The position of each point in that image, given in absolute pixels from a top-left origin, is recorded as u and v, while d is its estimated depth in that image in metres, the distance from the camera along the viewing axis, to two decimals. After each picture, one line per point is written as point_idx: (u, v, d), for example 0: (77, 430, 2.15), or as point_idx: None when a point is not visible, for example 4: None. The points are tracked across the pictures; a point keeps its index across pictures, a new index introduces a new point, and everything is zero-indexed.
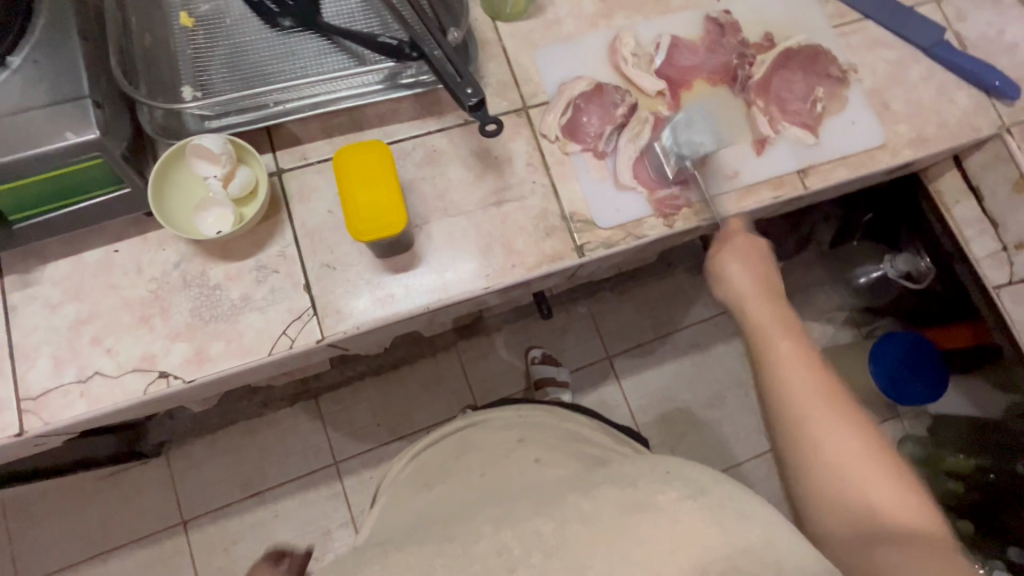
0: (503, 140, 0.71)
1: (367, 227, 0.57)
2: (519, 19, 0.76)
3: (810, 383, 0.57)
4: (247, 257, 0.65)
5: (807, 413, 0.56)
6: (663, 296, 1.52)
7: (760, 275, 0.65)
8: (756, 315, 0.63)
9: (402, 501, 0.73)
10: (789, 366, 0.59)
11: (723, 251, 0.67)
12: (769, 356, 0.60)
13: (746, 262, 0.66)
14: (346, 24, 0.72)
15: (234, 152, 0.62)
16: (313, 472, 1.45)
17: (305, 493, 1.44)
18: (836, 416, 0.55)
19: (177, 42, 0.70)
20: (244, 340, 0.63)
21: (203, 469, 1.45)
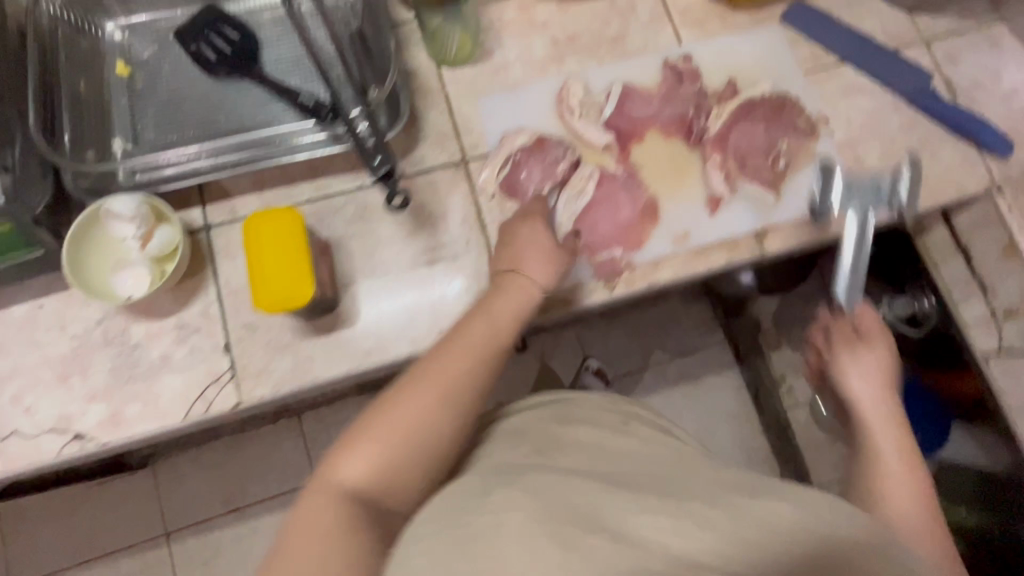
0: (439, 195, 0.68)
1: (271, 299, 0.55)
2: (464, 65, 0.72)
3: (914, 499, 0.52)
4: (170, 315, 0.64)
5: (928, 533, 0.50)
6: (656, 323, 1.46)
7: (890, 388, 0.61)
8: (875, 420, 0.59)
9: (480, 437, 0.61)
10: (904, 474, 0.54)
11: (866, 345, 0.63)
12: (875, 458, 0.56)
13: (876, 370, 0.62)
14: (283, 72, 0.69)
15: (152, 212, 0.61)
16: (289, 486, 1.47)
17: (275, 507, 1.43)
18: (941, 547, 0.50)
19: (113, 91, 0.69)
20: (160, 402, 0.62)
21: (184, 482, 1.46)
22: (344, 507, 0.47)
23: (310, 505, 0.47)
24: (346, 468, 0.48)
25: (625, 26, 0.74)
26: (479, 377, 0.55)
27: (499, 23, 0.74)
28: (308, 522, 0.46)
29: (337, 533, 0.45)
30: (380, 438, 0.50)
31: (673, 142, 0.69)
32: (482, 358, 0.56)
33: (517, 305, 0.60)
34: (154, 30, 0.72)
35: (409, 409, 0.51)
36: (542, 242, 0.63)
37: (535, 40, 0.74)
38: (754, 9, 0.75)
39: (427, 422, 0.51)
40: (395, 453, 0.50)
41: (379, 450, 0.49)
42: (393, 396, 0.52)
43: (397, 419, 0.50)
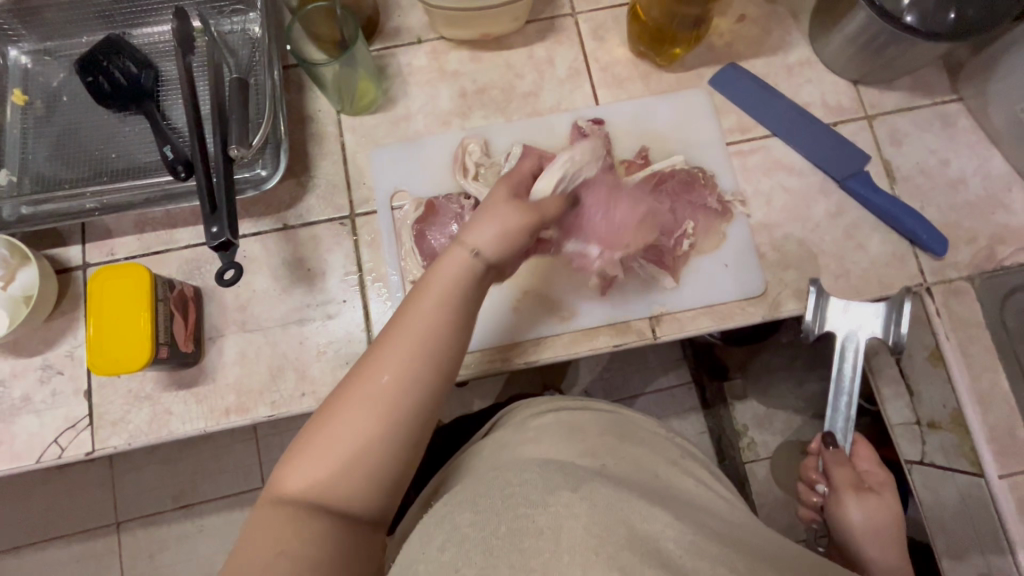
0: (320, 250, 0.66)
1: (106, 361, 0.53)
2: (366, 112, 0.69)
3: None
4: (36, 354, 0.63)
5: None
6: (619, 360, 1.27)
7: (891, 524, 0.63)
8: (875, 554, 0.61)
9: (521, 430, 0.58)
10: None
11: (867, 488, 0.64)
12: None
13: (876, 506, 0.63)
14: (175, 112, 0.68)
15: (13, 253, 0.60)
16: (196, 503, 1.29)
17: (181, 522, 1.28)
18: None
19: (7, 119, 0.69)
20: (17, 442, 0.61)
21: (82, 491, 1.29)
22: (292, 515, 0.40)
23: (260, 519, 0.40)
24: (293, 478, 0.41)
25: (539, 80, 0.70)
26: (427, 365, 0.44)
27: (407, 69, 0.71)
28: (252, 538, 0.39)
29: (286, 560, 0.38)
30: (319, 447, 0.41)
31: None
32: (429, 344, 0.45)
33: (456, 279, 0.48)
34: (59, 58, 0.71)
35: (346, 413, 0.42)
36: (494, 208, 0.51)
37: (443, 90, 0.70)
38: (681, 71, 0.70)
39: (361, 435, 0.42)
40: (336, 460, 0.41)
41: (321, 461, 0.41)
42: (329, 405, 0.43)
43: (332, 431, 0.42)
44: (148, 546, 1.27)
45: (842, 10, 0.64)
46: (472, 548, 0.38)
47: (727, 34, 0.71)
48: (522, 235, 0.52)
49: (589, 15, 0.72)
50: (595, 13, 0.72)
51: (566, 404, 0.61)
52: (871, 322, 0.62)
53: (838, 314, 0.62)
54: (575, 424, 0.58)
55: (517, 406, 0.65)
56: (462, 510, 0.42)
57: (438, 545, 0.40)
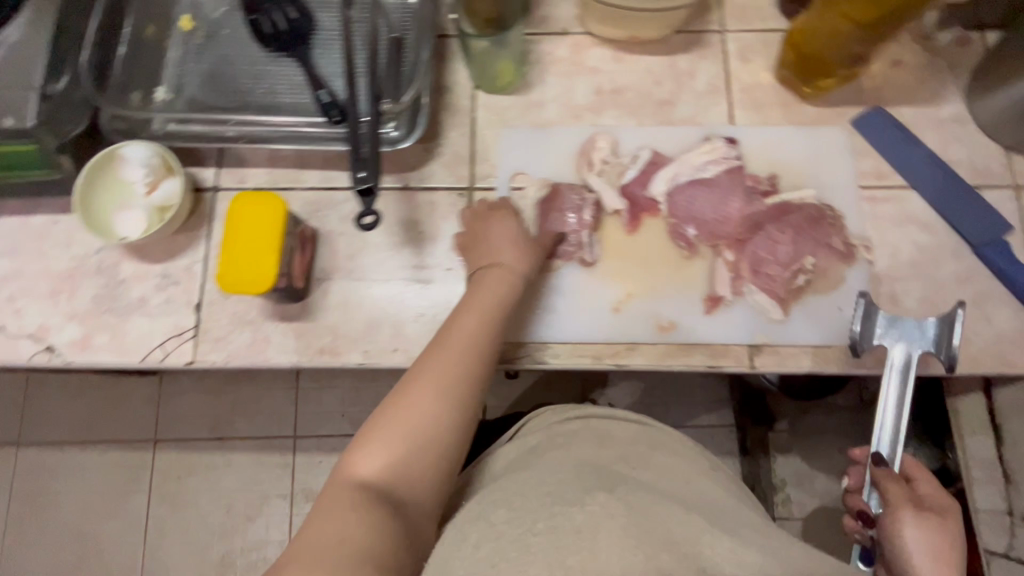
0: (435, 216, 0.67)
1: (234, 278, 0.56)
2: (503, 92, 0.71)
3: None
4: (158, 261, 0.67)
5: None
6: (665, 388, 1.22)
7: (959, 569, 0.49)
8: None
9: (550, 437, 0.58)
10: None
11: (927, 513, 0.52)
12: None
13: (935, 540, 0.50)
14: (322, 61, 0.71)
15: (161, 163, 0.64)
16: (232, 438, 1.33)
17: (214, 453, 1.32)
18: None
19: (171, 41, 0.73)
20: (127, 338, 0.65)
21: (130, 404, 1.34)
22: (363, 500, 0.45)
23: (330, 507, 0.45)
24: (363, 467, 0.48)
25: (677, 90, 0.70)
26: (475, 365, 0.53)
27: (548, 57, 0.71)
28: (325, 522, 0.43)
29: (360, 539, 0.42)
30: (385, 438, 0.49)
31: (674, 242, 0.64)
32: (478, 346, 0.54)
33: (499, 291, 0.57)
34: None
35: (408, 409, 0.50)
36: (508, 229, 0.61)
37: (580, 83, 0.71)
38: (824, 106, 0.68)
39: (425, 422, 0.50)
40: (400, 449, 0.48)
41: (388, 450, 0.48)
42: (392, 400, 0.51)
43: (398, 420, 0.50)
44: (178, 470, 1.31)
45: (1013, 72, 0.61)
46: (506, 544, 0.40)
47: (879, 77, 0.69)
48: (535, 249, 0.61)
49: (738, 35, 0.71)
50: (743, 35, 0.71)
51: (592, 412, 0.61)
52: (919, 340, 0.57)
53: (890, 330, 0.58)
54: (608, 434, 0.57)
55: (543, 409, 0.64)
56: (498, 510, 0.44)
57: (473, 542, 0.41)
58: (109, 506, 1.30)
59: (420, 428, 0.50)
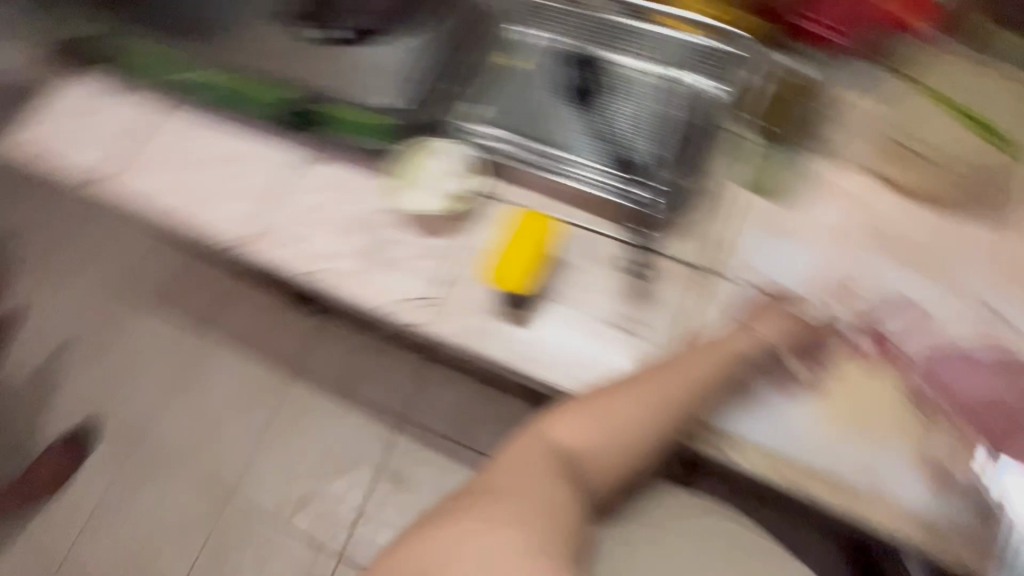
0: (670, 284, 0.72)
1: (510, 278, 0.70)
2: (766, 194, 0.77)
3: None
4: (425, 236, 0.78)
5: None
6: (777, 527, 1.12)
7: None
8: None
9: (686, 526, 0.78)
10: None
11: None
12: None
13: None
14: (621, 124, 0.81)
15: (470, 165, 0.79)
16: None
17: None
18: None
19: (496, 70, 0.87)
20: (377, 287, 0.75)
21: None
22: (550, 458, 0.61)
23: (528, 447, 0.62)
24: (558, 434, 0.62)
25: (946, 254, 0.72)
26: (677, 402, 0.62)
27: (817, 179, 0.77)
28: (520, 457, 0.62)
29: (538, 483, 0.59)
30: (584, 421, 0.62)
31: (911, 403, 0.66)
32: (684, 388, 0.63)
33: (737, 350, 0.66)
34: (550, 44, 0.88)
35: (609, 409, 0.62)
36: (780, 312, 0.69)
37: (851, 216, 0.75)
38: None
39: (620, 419, 0.62)
40: (590, 434, 0.62)
41: (581, 430, 0.62)
42: (600, 393, 0.63)
43: (605, 406, 0.62)
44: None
45: None
46: None
47: None
48: (799, 339, 0.67)
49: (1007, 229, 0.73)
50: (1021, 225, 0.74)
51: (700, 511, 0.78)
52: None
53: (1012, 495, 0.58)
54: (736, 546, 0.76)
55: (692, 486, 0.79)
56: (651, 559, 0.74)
57: None
58: None
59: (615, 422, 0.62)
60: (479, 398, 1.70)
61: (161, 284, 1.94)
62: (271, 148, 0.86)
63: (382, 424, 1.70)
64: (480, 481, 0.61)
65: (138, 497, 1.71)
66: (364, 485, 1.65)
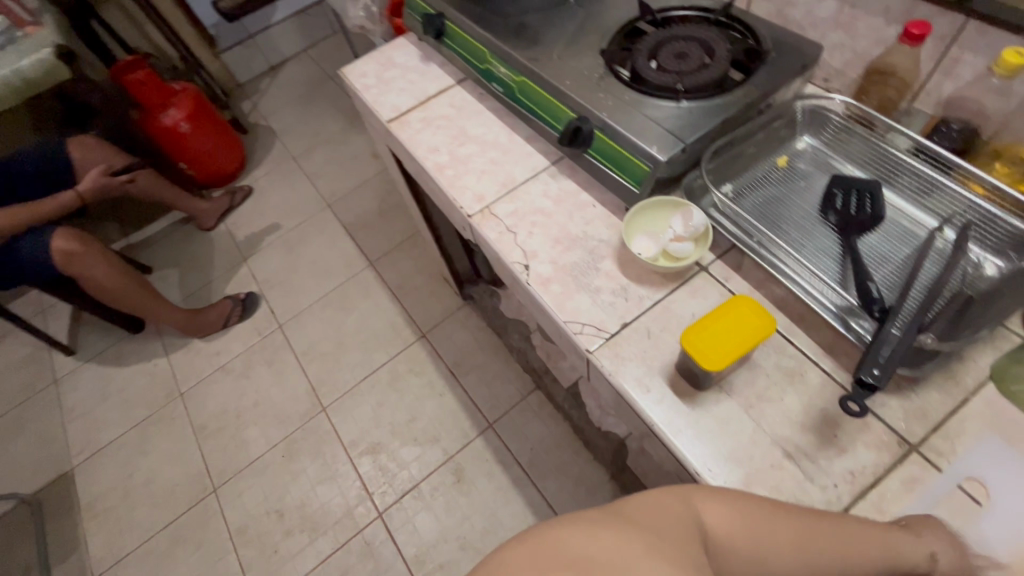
0: (861, 436, 0.65)
1: (703, 350, 0.64)
2: (1023, 404, 0.64)
3: None
4: (626, 277, 0.81)
5: None
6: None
7: None
8: None
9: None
10: None
11: None
12: None
13: None
14: (866, 258, 0.77)
15: (699, 233, 0.78)
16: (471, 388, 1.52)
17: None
18: None
19: (760, 165, 0.89)
20: (569, 301, 0.81)
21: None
22: (697, 530, 0.48)
23: (671, 505, 0.50)
24: (707, 513, 0.50)
25: None
26: (832, 559, 0.52)
27: None
28: (663, 510, 0.49)
29: (688, 545, 0.46)
30: (738, 515, 0.51)
31: None
32: (846, 548, 0.53)
33: (907, 549, 0.55)
34: (823, 162, 0.89)
35: (764, 521, 0.51)
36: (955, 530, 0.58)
37: None
38: None
39: (774, 541, 0.51)
40: (743, 533, 0.50)
41: (732, 521, 0.50)
42: (758, 497, 0.53)
43: (764, 518, 0.52)
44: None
45: None
46: None
47: None
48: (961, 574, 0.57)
49: None
50: None
51: None
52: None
53: None
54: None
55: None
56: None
57: None
58: None
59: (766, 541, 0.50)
60: (566, 446, 1.68)
61: (363, 217, 2.26)
62: (534, 154, 0.99)
63: (471, 422, 1.76)
64: (610, 508, 0.48)
65: (259, 373, 1.97)
66: (431, 463, 1.71)
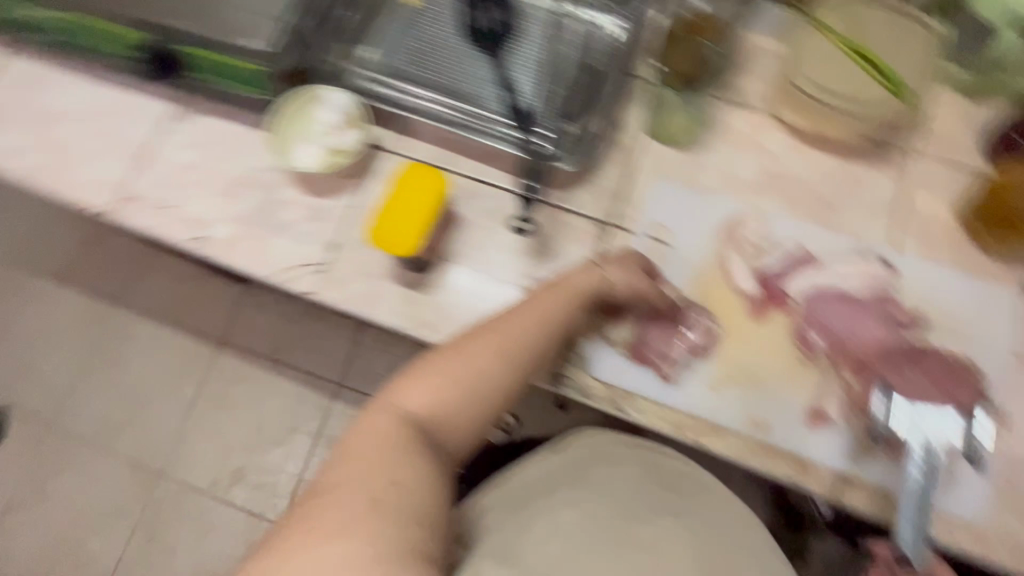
0: (568, 237, 0.69)
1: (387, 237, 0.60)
2: (671, 144, 0.71)
3: None
4: (310, 194, 0.72)
5: None
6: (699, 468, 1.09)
7: None
8: None
9: (608, 474, 0.65)
10: None
11: None
12: None
13: None
14: (517, 67, 0.74)
15: (349, 108, 0.71)
16: (289, 363, 1.37)
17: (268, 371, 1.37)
18: None
19: (386, 8, 0.78)
20: (262, 252, 0.70)
21: (202, 302, 1.40)
22: (403, 434, 0.49)
23: (372, 431, 0.49)
24: (406, 405, 0.50)
25: (843, 195, 0.68)
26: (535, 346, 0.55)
27: (725, 126, 0.72)
28: (364, 447, 0.48)
29: (393, 460, 0.47)
30: (434, 380, 0.51)
31: (796, 345, 0.63)
32: (542, 332, 0.56)
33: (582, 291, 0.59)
34: None
35: (461, 360, 0.53)
36: (630, 266, 0.62)
37: (748, 157, 0.70)
38: (998, 262, 0.65)
39: (478, 368, 0.53)
40: (449, 396, 0.51)
41: (431, 392, 0.51)
42: (447, 348, 0.53)
43: (460, 359, 0.53)
44: (228, 372, 1.37)
45: None
46: None
47: None
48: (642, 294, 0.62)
49: (930, 161, 0.68)
50: (926, 161, 0.69)
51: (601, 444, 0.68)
52: (954, 433, 0.52)
53: (915, 422, 0.53)
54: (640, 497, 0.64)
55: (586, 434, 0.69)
56: (569, 509, 0.62)
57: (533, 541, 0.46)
58: (173, 389, 1.36)
59: (472, 378, 0.52)
60: None
61: None
62: (142, 99, 0.78)
63: None
64: (317, 490, 0.46)
65: None
66: None
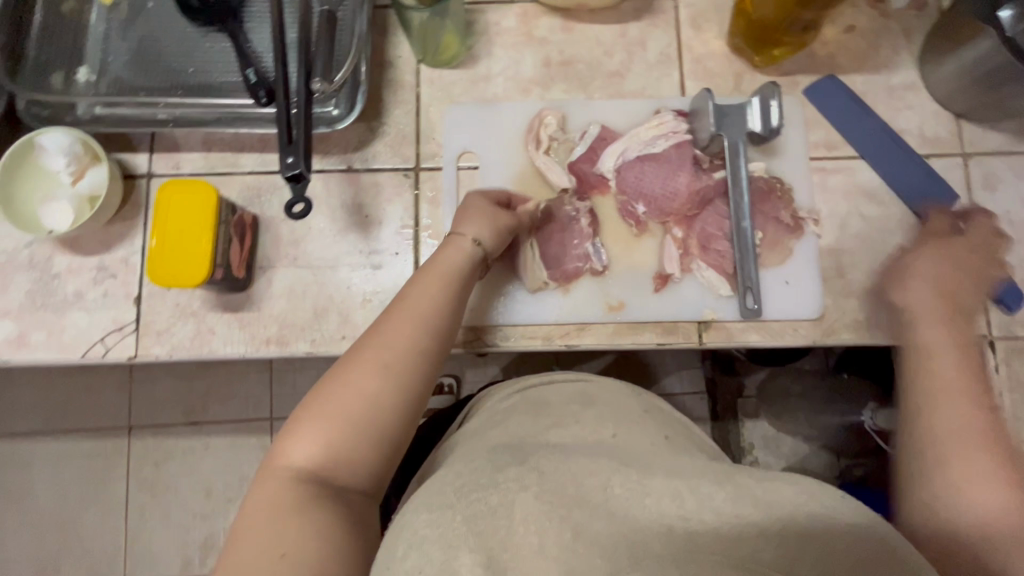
0: (379, 198, 0.65)
1: (170, 274, 0.54)
2: (448, 66, 0.68)
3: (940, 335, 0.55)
4: (94, 254, 0.65)
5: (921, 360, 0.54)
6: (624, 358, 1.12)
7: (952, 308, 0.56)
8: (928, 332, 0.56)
9: (491, 415, 0.57)
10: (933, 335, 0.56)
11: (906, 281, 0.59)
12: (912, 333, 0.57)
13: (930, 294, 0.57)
14: (257, 36, 0.66)
15: (86, 151, 0.61)
16: (206, 421, 1.16)
17: (190, 440, 1.16)
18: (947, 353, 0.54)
19: (92, 17, 0.68)
20: (64, 335, 0.63)
21: (102, 391, 1.17)
22: (297, 493, 0.42)
23: (262, 501, 0.42)
24: (294, 461, 0.44)
25: (624, 61, 0.68)
26: (422, 348, 0.50)
27: (494, 27, 0.68)
28: (253, 522, 0.41)
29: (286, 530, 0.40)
30: (320, 423, 0.45)
31: (624, 220, 0.64)
32: (426, 326, 0.50)
33: (452, 265, 0.54)
34: None
35: (344, 390, 0.46)
36: (483, 205, 0.58)
37: (526, 54, 0.68)
38: (776, 75, 0.67)
39: (365, 394, 0.46)
40: (340, 437, 0.44)
41: (320, 437, 0.44)
42: (326, 381, 0.47)
43: (340, 392, 0.46)
44: (157, 453, 1.16)
45: (958, 38, 0.60)
46: (430, 546, 0.35)
47: (833, 43, 0.67)
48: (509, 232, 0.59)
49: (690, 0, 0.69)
50: None
51: (529, 384, 0.61)
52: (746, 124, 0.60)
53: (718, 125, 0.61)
54: (540, 400, 0.57)
55: (485, 395, 0.64)
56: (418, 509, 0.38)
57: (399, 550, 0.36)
58: (98, 495, 1.15)
59: (363, 409, 0.46)
60: None
61: None
62: None
63: None
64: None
65: None
66: None
